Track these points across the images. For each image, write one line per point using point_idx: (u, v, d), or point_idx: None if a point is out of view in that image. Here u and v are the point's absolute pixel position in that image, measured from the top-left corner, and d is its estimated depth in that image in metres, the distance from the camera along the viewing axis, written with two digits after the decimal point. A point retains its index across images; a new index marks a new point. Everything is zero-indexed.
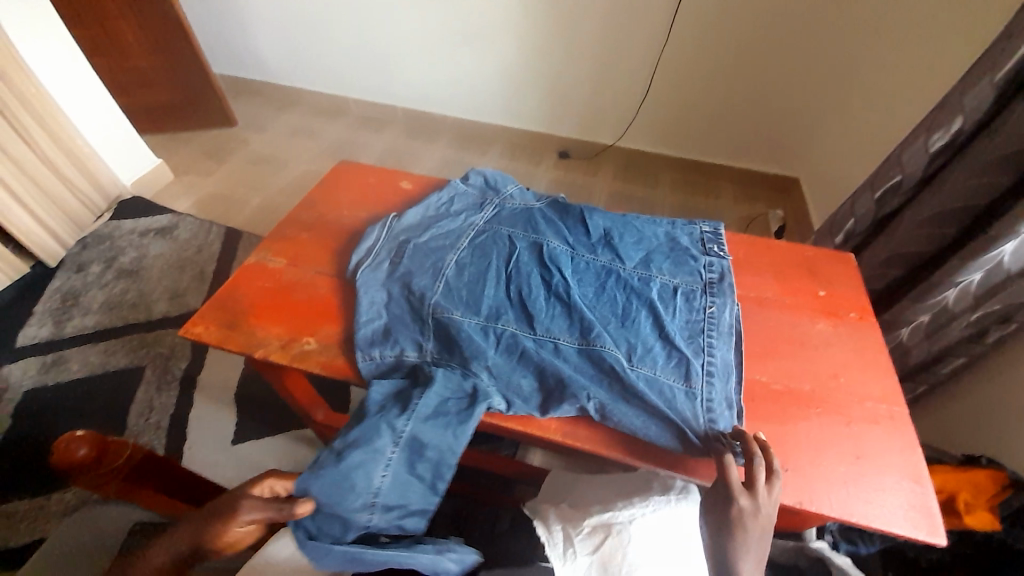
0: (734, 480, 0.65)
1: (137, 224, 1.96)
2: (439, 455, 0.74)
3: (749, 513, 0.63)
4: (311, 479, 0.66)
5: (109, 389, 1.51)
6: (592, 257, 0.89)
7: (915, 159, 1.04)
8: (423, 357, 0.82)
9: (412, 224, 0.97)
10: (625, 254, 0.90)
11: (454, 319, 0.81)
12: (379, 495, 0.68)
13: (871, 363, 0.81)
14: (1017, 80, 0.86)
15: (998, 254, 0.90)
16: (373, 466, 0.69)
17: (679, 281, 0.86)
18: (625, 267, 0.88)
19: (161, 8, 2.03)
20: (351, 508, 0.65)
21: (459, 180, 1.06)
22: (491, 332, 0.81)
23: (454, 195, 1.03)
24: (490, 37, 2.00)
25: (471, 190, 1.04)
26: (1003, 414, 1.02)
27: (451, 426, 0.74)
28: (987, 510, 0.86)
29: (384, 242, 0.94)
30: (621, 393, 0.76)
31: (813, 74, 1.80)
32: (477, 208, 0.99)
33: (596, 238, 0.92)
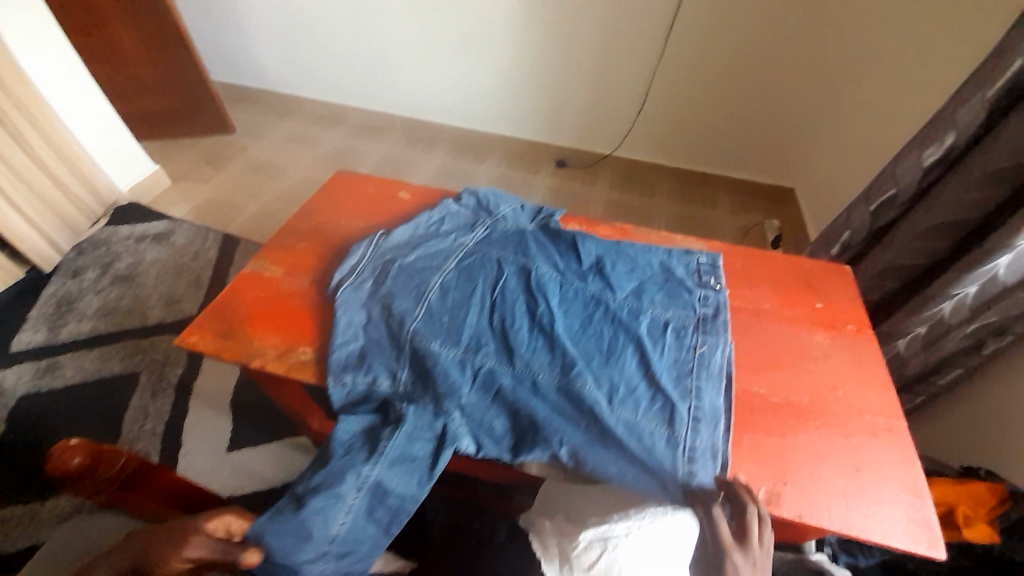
0: (724, 533, 0.64)
1: (133, 230, 1.95)
2: (400, 503, 0.74)
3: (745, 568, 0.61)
4: (269, 525, 0.65)
5: (103, 396, 1.49)
6: (581, 284, 0.90)
7: (909, 173, 1.06)
8: (396, 388, 0.81)
9: (400, 242, 0.97)
10: (616, 283, 0.90)
11: (431, 349, 0.81)
12: (335, 541, 0.68)
13: (869, 375, 0.81)
14: (1009, 95, 0.87)
15: (993, 267, 0.91)
16: (332, 512, 0.69)
17: (671, 316, 0.86)
18: (615, 298, 0.88)
19: (161, 15, 2.04)
20: (304, 555, 0.65)
21: (453, 200, 1.07)
22: (468, 365, 0.80)
23: (446, 215, 1.04)
24: (489, 47, 2.02)
25: (465, 210, 1.05)
26: (1001, 426, 1.02)
27: (416, 475, 0.75)
28: (986, 523, 0.86)
29: (370, 260, 0.94)
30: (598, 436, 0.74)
31: (807, 87, 1.82)
32: (469, 229, 0.99)
33: (587, 265, 0.93)
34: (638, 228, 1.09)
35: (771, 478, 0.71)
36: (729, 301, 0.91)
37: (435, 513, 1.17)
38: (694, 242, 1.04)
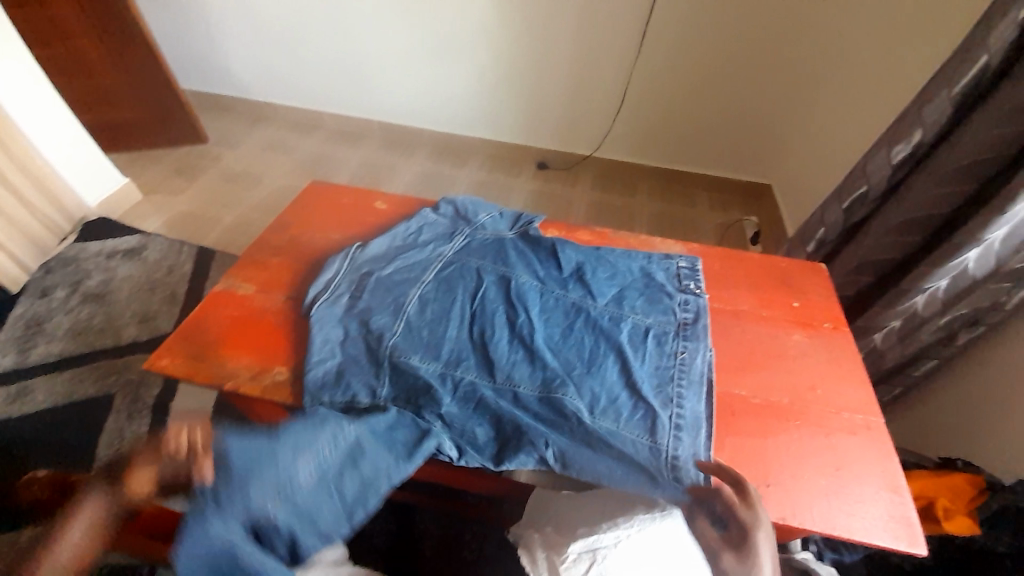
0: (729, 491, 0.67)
1: (103, 246, 1.89)
2: (374, 476, 0.69)
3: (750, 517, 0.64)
4: (237, 437, 0.60)
5: (76, 420, 1.44)
6: (562, 293, 0.89)
7: (880, 169, 1.07)
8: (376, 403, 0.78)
9: (376, 254, 0.95)
10: (597, 290, 0.90)
11: (411, 364, 0.80)
12: (298, 491, 0.61)
13: (847, 372, 0.82)
14: (974, 91, 0.89)
15: (962, 261, 0.92)
16: (305, 452, 0.64)
17: (652, 322, 0.86)
18: (596, 305, 0.88)
19: (126, 24, 1.98)
20: (265, 486, 0.58)
21: (430, 209, 1.05)
22: (449, 378, 0.79)
23: (423, 224, 1.02)
24: (466, 51, 2.01)
25: (442, 219, 1.03)
26: (976, 414, 1.04)
27: (398, 456, 0.72)
28: (966, 515, 0.88)
29: (345, 274, 0.92)
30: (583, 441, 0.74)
31: (780, 85, 1.85)
32: (447, 238, 0.98)
33: (567, 272, 0.93)
34: (617, 232, 1.09)
35: (755, 481, 0.71)
36: (709, 304, 0.92)
37: (426, 525, 1.18)
38: (672, 244, 1.05)
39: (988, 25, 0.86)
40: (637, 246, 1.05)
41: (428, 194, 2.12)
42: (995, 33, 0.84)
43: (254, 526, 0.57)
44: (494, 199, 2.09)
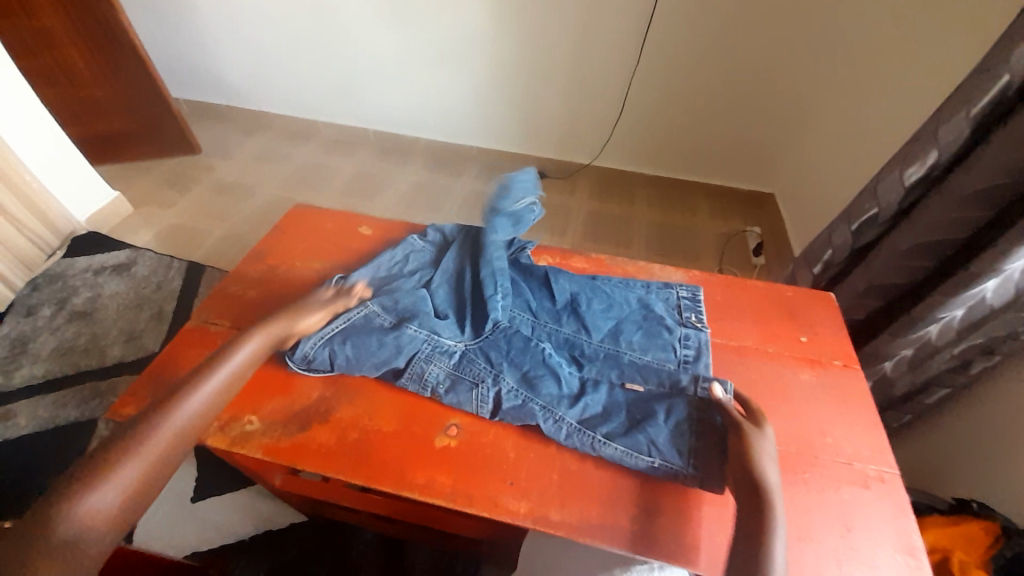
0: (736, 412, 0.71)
1: (91, 261, 1.83)
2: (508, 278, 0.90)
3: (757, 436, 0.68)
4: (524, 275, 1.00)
5: (55, 446, 1.37)
6: (555, 327, 0.85)
7: (890, 191, 1.02)
8: (423, 332, 0.81)
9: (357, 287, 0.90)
10: (592, 324, 0.85)
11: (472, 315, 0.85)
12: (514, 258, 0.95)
13: (854, 415, 0.77)
14: (992, 112, 0.84)
15: (980, 291, 0.87)
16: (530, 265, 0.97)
17: (650, 360, 0.81)
18: (590, 341, 0.84)
19: (115, 34, 1.94)
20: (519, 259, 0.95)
21: (418, 235, 1.00)
22: (465, 357, 0.81)
23: (409, 252, 0.97)
24: (463, 59, 1.97)
25: (430, 247, 0.98)
26: (990, 448, 0.98)
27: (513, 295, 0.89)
28: (980, 567, 0.83)
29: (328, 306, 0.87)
30: (580, 417, 0.75)
31: (781, 95, 1.80)
32: (433, 269, 0.93)
33: (561, 304, 0.88)
34: (614, 259, 1.04)
35: None
36: (710, 339, 0.87)
37: (416, 553, 1.13)
38: (672, 271, 1.00)
39: (1008, 43, 0.81)
40: (635, 274, 1.00)
41: (423, 205, 2.06)
42: (1017, 52, 0.78)
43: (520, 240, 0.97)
44: None
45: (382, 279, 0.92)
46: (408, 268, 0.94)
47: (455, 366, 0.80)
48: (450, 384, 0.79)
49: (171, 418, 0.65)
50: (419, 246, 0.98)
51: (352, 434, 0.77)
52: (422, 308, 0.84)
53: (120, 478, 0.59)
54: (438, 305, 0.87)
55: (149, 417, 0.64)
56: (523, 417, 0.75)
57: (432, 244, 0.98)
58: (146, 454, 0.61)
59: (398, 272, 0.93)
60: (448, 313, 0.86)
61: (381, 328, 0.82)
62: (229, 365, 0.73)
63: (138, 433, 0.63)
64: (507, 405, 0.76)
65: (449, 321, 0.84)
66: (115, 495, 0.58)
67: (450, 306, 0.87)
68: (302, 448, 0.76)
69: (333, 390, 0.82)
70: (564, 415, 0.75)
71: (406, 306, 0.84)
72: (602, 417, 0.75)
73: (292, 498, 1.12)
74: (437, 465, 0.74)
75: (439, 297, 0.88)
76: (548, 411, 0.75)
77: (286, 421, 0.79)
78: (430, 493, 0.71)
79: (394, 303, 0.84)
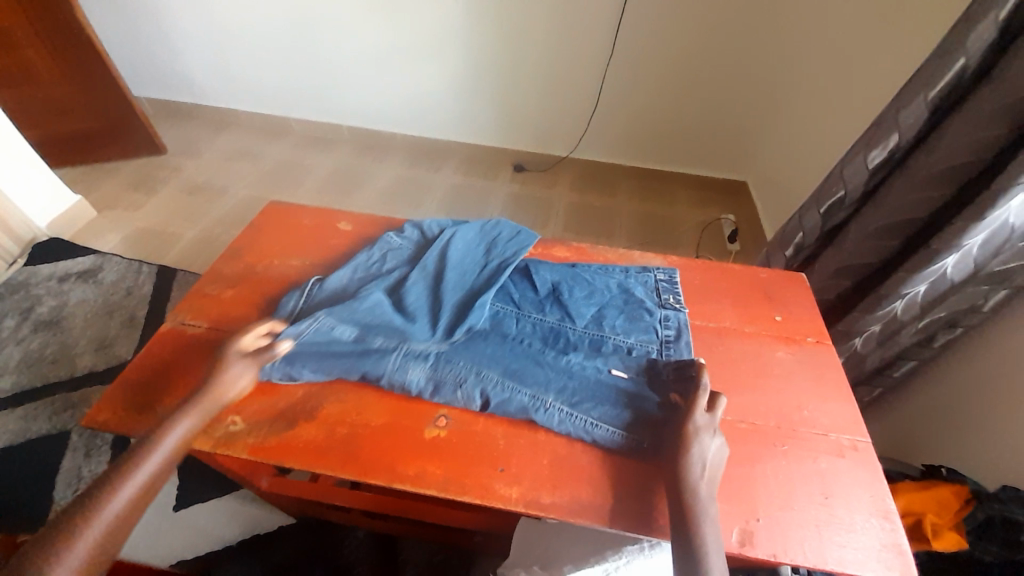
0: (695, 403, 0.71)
1: (55, 268, 1.76)
2: (472, 286, 0.88)
3: (705, 427, 0.69)
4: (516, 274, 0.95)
5: (27, 461, 1.32)
6: (539, 317, 0.86)
7: (857, 173, 1.06)
8: (393, 342, 0.81)
9: (336, 289, 0.89)
10: (575, 311, 0.86)
11: (444, 316, 0.84)
12: (484, 266, 0.90)
13: (829, 389, 0.81)
14: (951, 93, 0.88)
15: (941, 267, 0.90)
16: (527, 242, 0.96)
17: (634, 343, 0.83)
18: (575, 327, 0.85)
19: (71, 30, 1.85)
20: (488, 257, 0.91)
21: (395, 232, 0.98)
22: (440, 359, 0.79)
23: (387, 250, 0.95)
24: (438, 52, 1.95)
25: (408, 242, 0.96)
26: (955, 416, 1.03)
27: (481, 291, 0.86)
28: (953, 529, 0.87)
29: (304, 313, 0.86)
30: (571, 401, 0.76)
31: (751, 84, 1.85)
32: (410, 265, 0.92)
33: (544, 294, 0.89)
34: (594, 247, 1.05)
35: (744, 516, 0.68)
36: (688, 320, 0.89)
37: (411, 552, 1.13)
38: (652, 257, 1.01)
39: (963, 27, 0.85)
40: (616, 261, 1.01)
41: (402, 201, 2.04)
42: (972, 36, 0.82)
43: (489, 241, 0.94)
44: (472, 204, 2.02)
45: (360, 279, 0.91)
46: (385, 266, 0.93)
47: (433, 369, 0.79)
48: (431, 389, 0.78)
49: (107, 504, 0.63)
50: (396, 243, 0.96)
51: (340, 429, 0.77)
52: (385, 317, 0.83)
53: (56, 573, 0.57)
54: (411, 303, 0.85)
55: (98, 488, 0.64)
56: (513, 409, 0.76)
57: (408, 242, 0.97)
58: (81, 546, 0.59)
59: (375, 271, 0.92)
60: (418, 314, 0.84)
61: (343, 345, 0.81)
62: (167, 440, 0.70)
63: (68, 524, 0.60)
64: (495, 401, 0.76)
65: (422, 325, 0.83)
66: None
67: (423, 306, 0.85)
68: (290, 446, 0.75)
69: (319, 387, 0.81)
70: (554, 402, 0.76)
71: (369, 317, 0.83)
72: (591, 396, 0.76)
73: (279, 500, 1.11)
74: (428, 455, 0.74)
75: (413, 295, 0.86)
76: (538, 398, 0.76)
77: (271, 419, 0.78)
78: (421, 482, 0.72)
79: (354, 316, 0.82)
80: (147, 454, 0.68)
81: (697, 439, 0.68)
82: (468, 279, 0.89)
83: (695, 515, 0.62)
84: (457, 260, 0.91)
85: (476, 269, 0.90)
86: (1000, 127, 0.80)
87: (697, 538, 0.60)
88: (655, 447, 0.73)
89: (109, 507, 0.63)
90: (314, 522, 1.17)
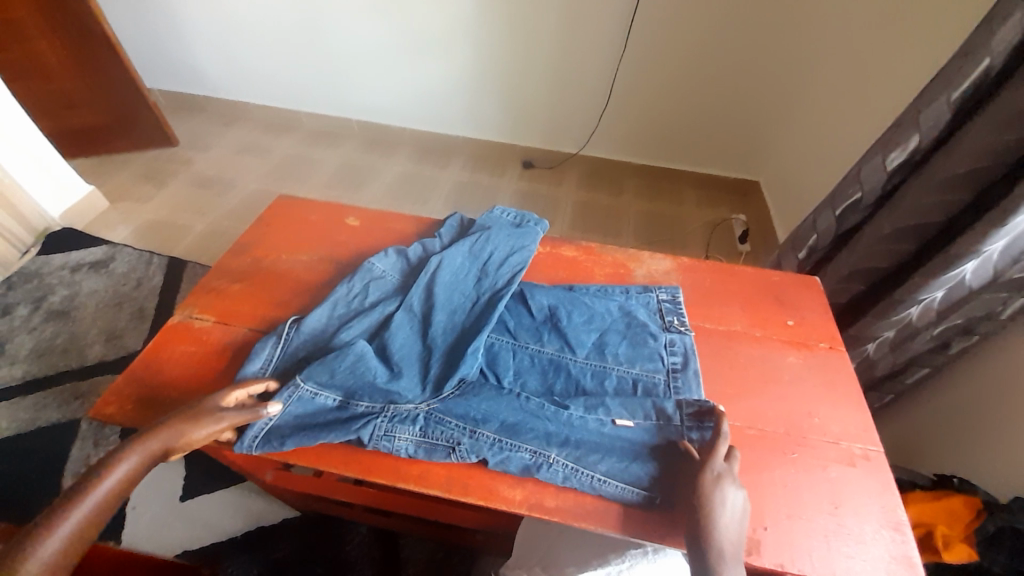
0: (717, 454, 0.66)
1: (67, 258, 1.78)
2: (465, 326, 0.82)
3: (727, 475, 0.65)
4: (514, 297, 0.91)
5: (37, 449, 1.33)
6: (538, 348, 0.81)
7: (873, 176, 1.04)
8: (377, 405, 0.74)
9: (316, 330, 0.82)
10: (575, 340, 0.82)
11: (432, 368, 0.77)
12: (474, 299, 0.85)
13: (841, 397, 0.79)
14: (975, 95, 0.85)
15: (958, 273, 0.88)
16: (522, 254, 0.91)
17: (638, 373, 0.78)
18: (576, 359, 0.80)
19: (84, 22, 1.86)
20: (478, 289, 0.86)
21: (374, 260, 0.92)
22: (430, 421, 0.73)
23: (369, 281, 0.89)
24: (449, 46, 1.93)
25: (390, 275, 0.90)
26: (968, 426, 1.01)
27: (473, 330, 0.81)
28: (964, 541, 0.85)
29: (282, 362, 0.79)
30: (575, 456, 0.70)
31: (766, 83, 1.81)
32: (395, 299, 0.86)
33: (540, 320, 0.84)
34: (603, 247, 1.03)
35: (751, 523, 0.67)
36: (692, 326, 0.88)
37: (412, 549, 1.14)
38: (661, 258, 1.00)
39: (989, 27, 0.82)
40: (626, 261, 0.99)
41: (409, 197, 2.04)
42: (998, 37, 0.80)
43: (480, 274, 0.88)
44: (480, 200, 2.02)
45: (342, 317, 0.84)
46: (369, 300, 0.86)
47: (422, 434, 0.72)
48: (424, 455, 0.71)
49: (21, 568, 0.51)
50: (379, 272, 0.90)
51: None
52: (368, 374, 0.76)
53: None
54: (395, 352, 0.78)
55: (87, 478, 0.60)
56: (515, 468, 0.70)
57: (391, 269, 0.91)
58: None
59: (358, 306, 0.86)
60: (404, 366, 0.77)
61: (326, 410, 0.74)
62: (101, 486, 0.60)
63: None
64: (492, 462, 0.70)
65: (409, 380, 0.76)
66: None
67: (410, 354, 0.79)
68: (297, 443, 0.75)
69: None
70: (557, 457, 0.70)
71: (351, 379, 0.75)
72: (595, 442, 0.71)
73: (283, 493, 1.11)
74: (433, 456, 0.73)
75: (397, 342, 0.79)
76: (540, 454, 0.70)
77: None
78: (425, 481, 0.71)
79: (332, 377, 0.75)
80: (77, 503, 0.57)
81: (721, 484, 0.64)
82: (458, 316, 0.83)
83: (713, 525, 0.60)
84: (445, 297, 0.85)
85: (466, 306, 0.84)
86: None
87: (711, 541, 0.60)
88: (669, 501, 0.68)
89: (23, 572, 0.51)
90: (316, 517, 1.17)
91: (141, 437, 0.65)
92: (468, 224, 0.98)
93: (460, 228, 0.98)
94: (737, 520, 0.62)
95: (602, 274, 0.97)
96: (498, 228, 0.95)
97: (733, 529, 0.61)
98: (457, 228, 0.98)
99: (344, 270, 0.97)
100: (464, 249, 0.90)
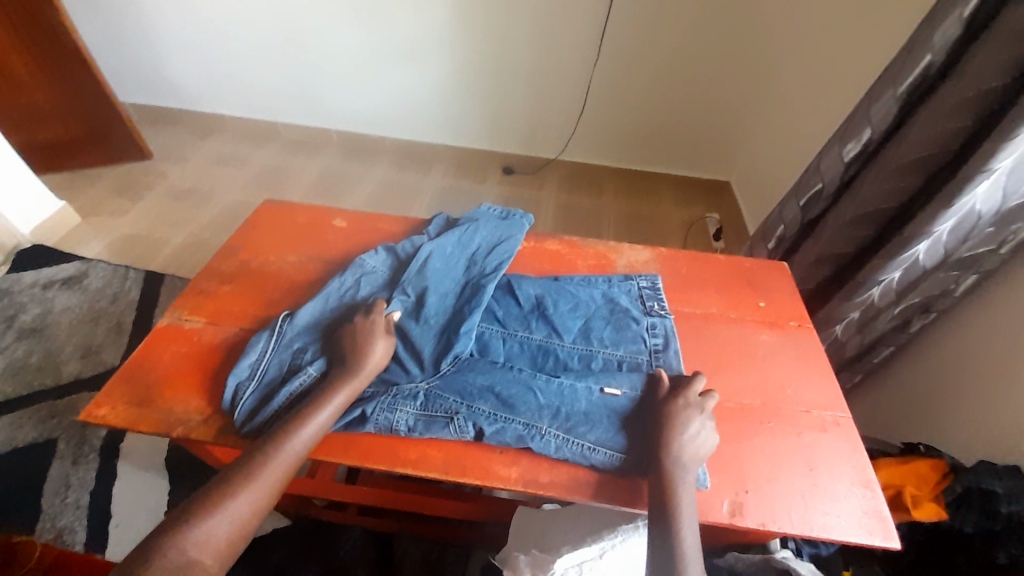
0: (691, 396, 0.74)
1: (39, 275, 1.73)
2: (456, 311, 0.84)
3: (693, 408, 0.73)
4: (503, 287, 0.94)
5: (14, 471, 1.29)
6: (526, 335, 0.84)
7: (833, 167, 1.11)
8: (376, 388, 0.77)
9: (309, 324, 0.84)
10: (562, 326, 0.85)
11: (426, 350, 0.80)
12: (465, 285, 0.88)
13: (813, 370, 0.84)
14: (918, 89, 0.93)
15: (914, 253, 0.94)
16: (510, 242, 0.94)
17: (623, 355, 0.82)
18: (563, 343, 0.83)
19: (56, 35, 1.84)
20: (469, 276, 0.89)
21: (365, 257, 0.94)
22: (430, 396, 0.75)
23: (360, 276, 0.91)
24: (428, 56, 1.97)
25: (380, 269, 0.92)
26: (934, 400, 1.07)
27: (463, 312, 0.83)
28: (932, 500, 0.90)
29: (276, 354, 0.80)
30: (566, 427, 0.73)
31: (731, 85, 1.90)
32: (389, 292, 0.88)
33: (528, 309, 0.87)
34: (585, 240, 1.07)
35: (734, 488, 0.71)
36: (674, 313, 0.91)
37: (406, 549, 1.12)
38: (640, 249, 1.04)
39: (928, 26, 0.90)
40: (607, 253, 1.03)
41: (392, 205, 2.06)
42: (936, 34, 0.87)
43: (471, 262, 0.91)
44: (461, 206, 2.05)
45: (334, 310, 0.86)
46: (361, 293, 0.88)
47: (422, 408, 0.75)
48: (423, 428, 0.74)
49: (228, 506, 0.63)
50: (369, 267, 0.92)
51: None
52: None
53: (216, 526, 0.61)
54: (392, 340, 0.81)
55: (278, 435, 0.69)
56: (509, 439, 0.73)
57: (382, 265, 0.93)
58: (226, 517, 0.62)
59: (350, 299, 0.87)
60: (401, 352, 0.80)
61: None
62: (300, 436, 0.69)
63: (222, 488, 0.64)
64: (489, 434, 0.73)
65: (406, 361, 0.79)
66: (209, 548, 0.60)
67: (406, 341, 0.82)
68: None
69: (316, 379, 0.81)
70: (549, 428, 0.73)
71: None
72: (584, 415, 0.74)
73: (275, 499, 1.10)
74: (428, 440, 0.75)
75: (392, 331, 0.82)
76: (533, 425, 0.73)
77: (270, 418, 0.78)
78: (424, 466, 0.73)
79: (331, 365, 0.77)
80: (274, 456, 0.67)
81: (686, 465, 0.68)
82: (451, 301, 0.86)
83: (674, 475, 0.67)
84: (436, 283, 0.87)
85: (457, 291, 0.87)
86: (966, 118, 0.84)
87: (670, 486, 0.66)
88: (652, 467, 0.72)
89: (238, 504, 0.63)
90: (310, 526, 1.15)
91: (328, 395, 0.73)
92: (454, 220, 1.01)
93: (446, 222, 1.01)
94: (698, 444, 0.70)
95: (585, 265, 1.01)
96: (487, 218, 0.98)
97: (690, 526, 0.63)
98: (445, 222, 1.01)
99: (334, 270, 0.99)
100: (452, 238, 0.93)
